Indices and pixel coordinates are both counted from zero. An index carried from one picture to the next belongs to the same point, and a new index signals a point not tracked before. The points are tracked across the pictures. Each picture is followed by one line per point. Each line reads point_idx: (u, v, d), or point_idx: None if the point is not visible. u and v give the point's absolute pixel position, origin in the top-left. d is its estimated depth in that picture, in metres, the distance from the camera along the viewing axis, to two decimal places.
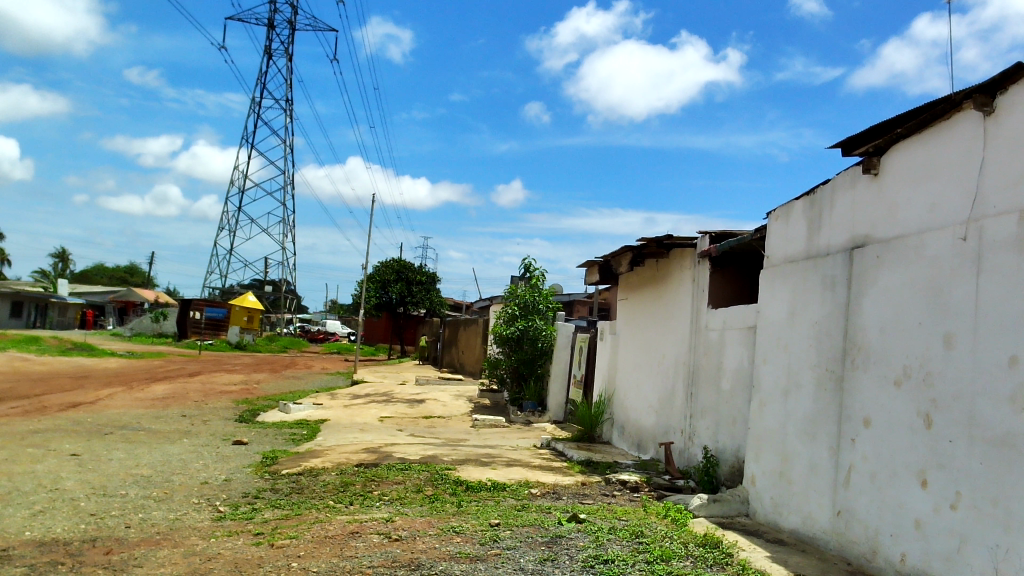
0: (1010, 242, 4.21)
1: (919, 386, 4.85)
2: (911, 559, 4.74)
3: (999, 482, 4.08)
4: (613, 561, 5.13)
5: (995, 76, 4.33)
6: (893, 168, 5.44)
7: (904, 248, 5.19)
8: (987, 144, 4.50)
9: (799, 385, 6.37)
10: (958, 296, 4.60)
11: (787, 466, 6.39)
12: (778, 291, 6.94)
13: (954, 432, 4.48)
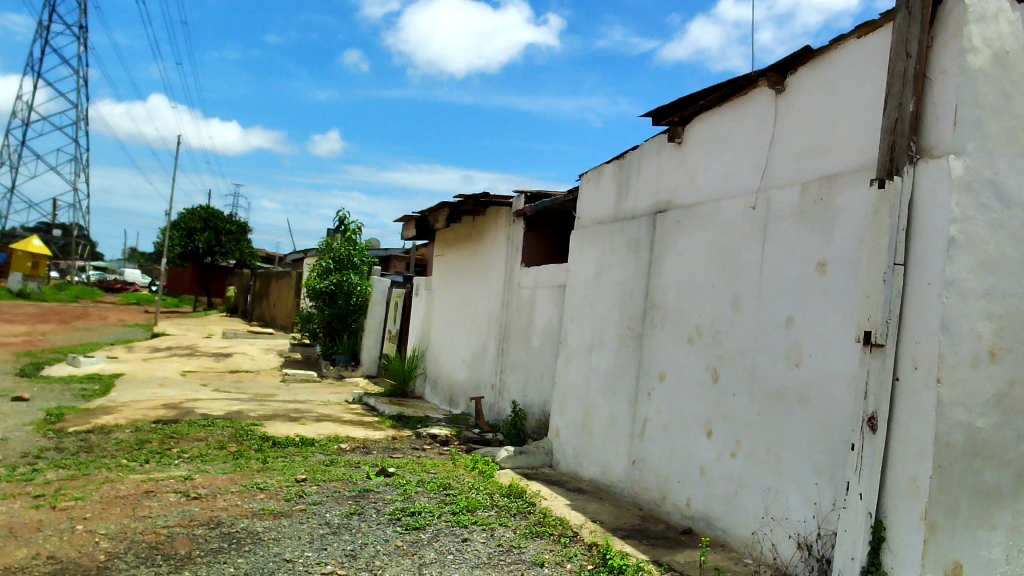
0: (792, 213, 4.58)
1: (709, 343, 5.22)
2: (695, 503, 5.12)
3: (773, 431, 4.48)
4: (419, 513, 5.19)
5: (787, 58, 4.64)
6: (695, 138, 5.75)
7: (701, 213, 5.52)
8: (777, 120, 4.84)
9: (602, 342, 6.68)
10: (745, 260, 4.97)
11: (588, 419, 6.71)
12: (586, 252, 7.20)
13: (738, 386, 4.86)
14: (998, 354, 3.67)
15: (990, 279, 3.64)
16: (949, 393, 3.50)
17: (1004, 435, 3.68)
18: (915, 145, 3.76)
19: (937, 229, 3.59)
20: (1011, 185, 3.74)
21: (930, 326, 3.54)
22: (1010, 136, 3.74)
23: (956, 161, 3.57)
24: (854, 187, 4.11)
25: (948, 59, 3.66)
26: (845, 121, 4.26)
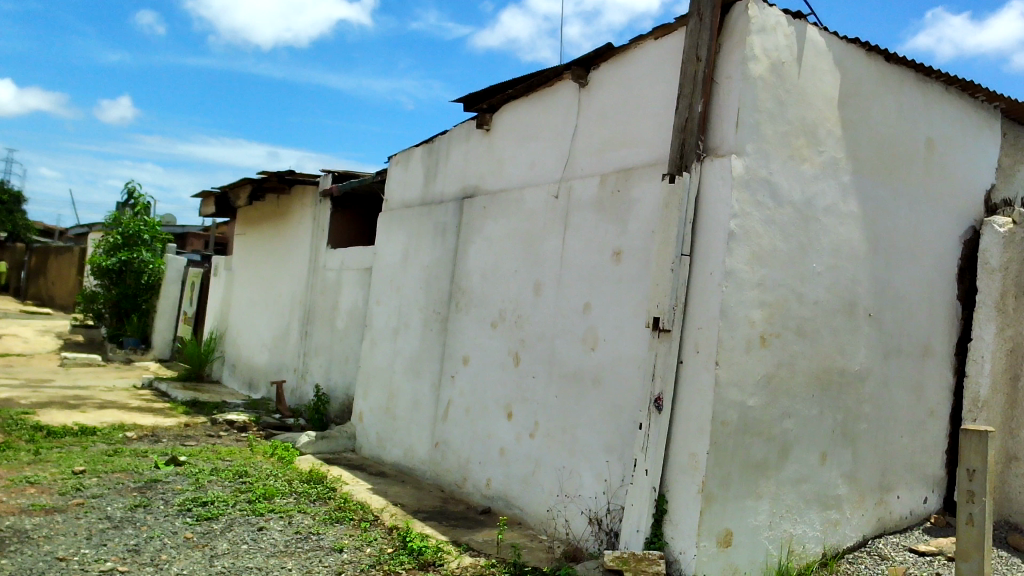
0: (591, 203, 4.77)
1: (511, 327, 5.35)
2: (494, 484, 5.25)
3: (569, 412, 4.67)
4: (212, 503, 4.96)
5: (590, 53, 4.79)
6: (502, 126, 5.85)
7: (507, 200, 5.64)
8: (580, 112, 5.02)
9: (407, 325, 6.67)
10: (547, 247, 5.13)
11: (392, 402, 6.68)
12: (394, 235, 7.15)
13: (537, 369, 5.01)
14: (769, 339, 4.01)
15: (763, 270, 3.97)
16: (726, 374, 3.80)
17: (772, 412, 4.03)
18: (702, 144, 4.03)
19: (719, 223, 3.87)
20: (784, 184, 4.08)
21: (711, 313, 3.82)
22: (784, 139, 4.09)
23: (737, 160, 3.87)
24: (647, 180, 4.34)
25: (732, 66, 3.95)
26: (641, 118, 4.48)
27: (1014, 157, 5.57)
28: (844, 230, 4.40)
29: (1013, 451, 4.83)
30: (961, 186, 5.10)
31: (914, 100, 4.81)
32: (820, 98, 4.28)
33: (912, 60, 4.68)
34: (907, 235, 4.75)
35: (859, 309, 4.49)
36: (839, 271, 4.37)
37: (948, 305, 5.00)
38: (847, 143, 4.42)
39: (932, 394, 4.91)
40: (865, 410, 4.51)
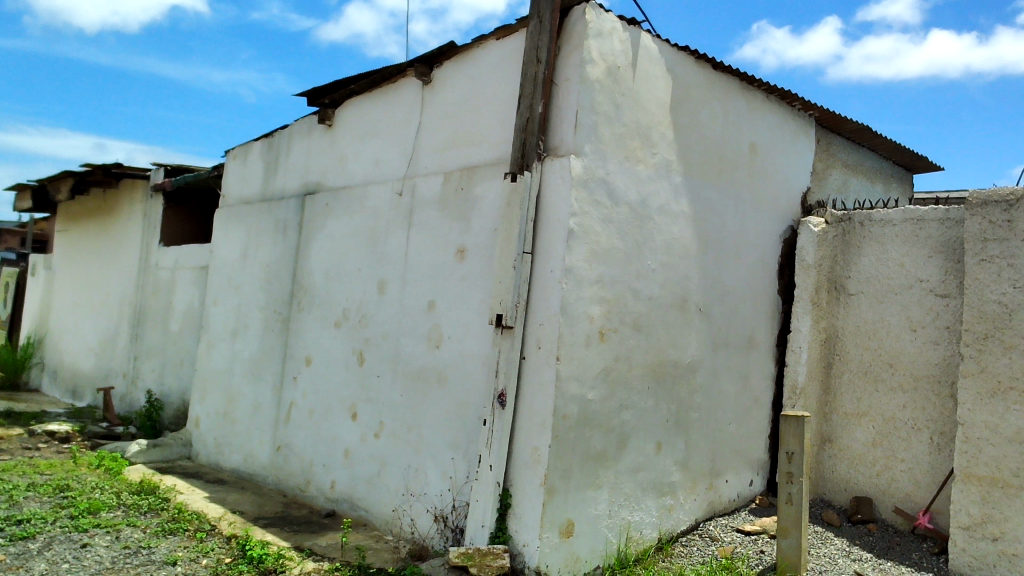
0: (435, 200, 4.77)
1: (355, 326, 5.26)
2: (339, 486, 5.15)
3: (414, 411, 4.65)
4: (28, 521, 4.59)
5: (433, 51, 4.77)
6: (345, 122, 5.74)
7: (350, 196, 5.54)
8: (423, 110, 5.00)
9: (246, 326, 6.43)
10: (391, 245, 5.08)
11: (231, 406, 6.43)
12: (231, 232, 6.88)
13: (381, 368, 4.96)
14: (606, 334, 4.15)
15: (601, 268, 4.09)
16: (566, 369, 3.90)
17: (610, 404, 4.17)
18: (542, 144, 4.12)
19: (558, 221, 3.97)
20: (620, 184, 4.23)
21: (552, 310, 3.92)
22: (620, 141, 4.24)
23: (575, 161, 3.98)
24: (489, 179, 4.39)
25: (571, 68, 4.06)
26: (483, 117, 4.52)
27: (826, 162, 6.02)
28: (676, 229, 4.61)
29: (827, 434, 5.22)
30: (780, 188, 5.46)
31: (738, 107, 5.10)
32: (653, 102, 4.46)
33: (736, 69, 4.97)
34: (733, 233, 5.04)
35: (690, 303, 4.72)
36: (671, 268, 4.57)
37: (769, 300, 5.34)
38: (678, 146, 4.63)
39: (756, 383, 5.24)
40: (696, 400, 4.76)
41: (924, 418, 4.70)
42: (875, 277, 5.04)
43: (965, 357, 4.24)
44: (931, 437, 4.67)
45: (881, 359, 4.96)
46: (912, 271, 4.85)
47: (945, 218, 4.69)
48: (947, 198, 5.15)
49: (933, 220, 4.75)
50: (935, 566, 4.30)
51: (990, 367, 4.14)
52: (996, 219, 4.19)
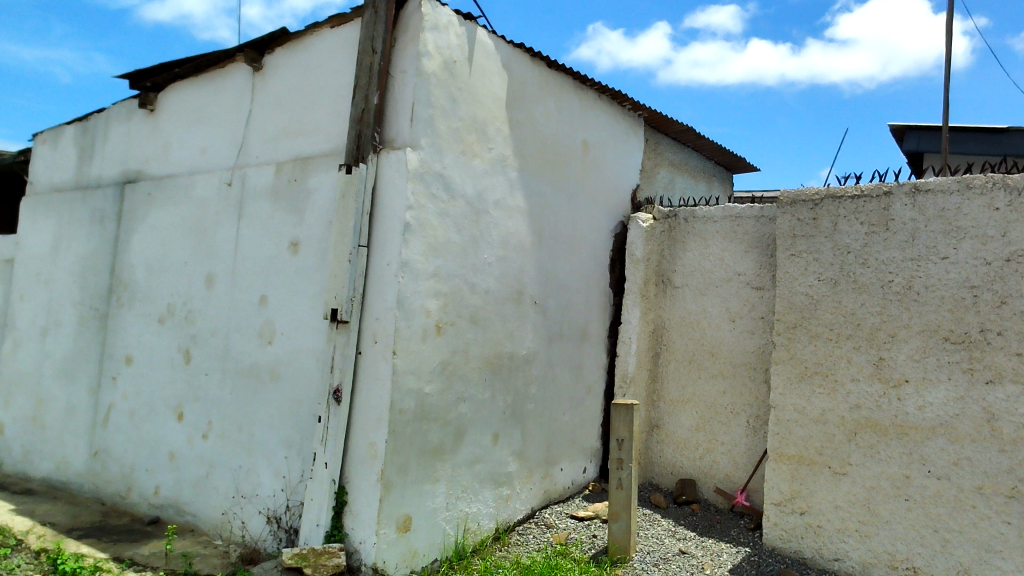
0: (267, 191, 4.61)
1: (181, 322, 5.01)
2: (163, 491, 4.89)
3: (244, 409, 4.48)
4: None
5: (265, 37, 4.59)
6: (169, 107, 5.44)
7: (175, 186, 5.26)
8: (254, 97, 4.82)
9: (58, 324, 5.97)
10: (220, 237, 4.87)
11: (41, 411, 5.96)
12: (41, 223, 6.37)
13: (209, 366, 4.74)
14: (443, 327, 4.15)
15: (437, 261, 4.09)
16: (403, 363, 3.88)
17: (447, 398, 4.19)
18: (378, 136, 4.08)
19: (394, 214, 3.93)
20: (456, 178, 4.24)
21: (388, 304, 3.88)
22: (456, 135, 4.25)
23: (411, 153, 3.95)
24: (323, 170, 4.28)
25: (407, 60, 4.03)
26: (316, 106, 4.41)
27: (654, 161, 6.29)
28: (512, 223, 4.68)
29: (655, 420, 5.48)
30: (612, 185, 5.66)
31: (572, 105, 5.24)
32: (489, 98, 4.51)
33: (570, 68, 5.10)
34: (566, 228, 5.18)
35: (526, 297, 4.81)
36: (507, 261, 4.64)
37: (601, 292, 5.53)
38: (513, 141, 4.70)
39: (589, 373, 5.41)
40: (531, 391, 4.85)
41: (741, 403, 5.01)
42: (698, 271, 5.32)
43: (777, 345, 4.57)
44: (747, 421, 4.97)
45: (703, 348, 5.24)
46: (730, 265, 5.14)
47: (760, 215, 4.99)
48: (762, 197, 5.48)
49: (750, 217, 5.04)
50: (751, 541, 4.61)
51: (798, 353, 4.47)
52: (803, 216, 4.52)
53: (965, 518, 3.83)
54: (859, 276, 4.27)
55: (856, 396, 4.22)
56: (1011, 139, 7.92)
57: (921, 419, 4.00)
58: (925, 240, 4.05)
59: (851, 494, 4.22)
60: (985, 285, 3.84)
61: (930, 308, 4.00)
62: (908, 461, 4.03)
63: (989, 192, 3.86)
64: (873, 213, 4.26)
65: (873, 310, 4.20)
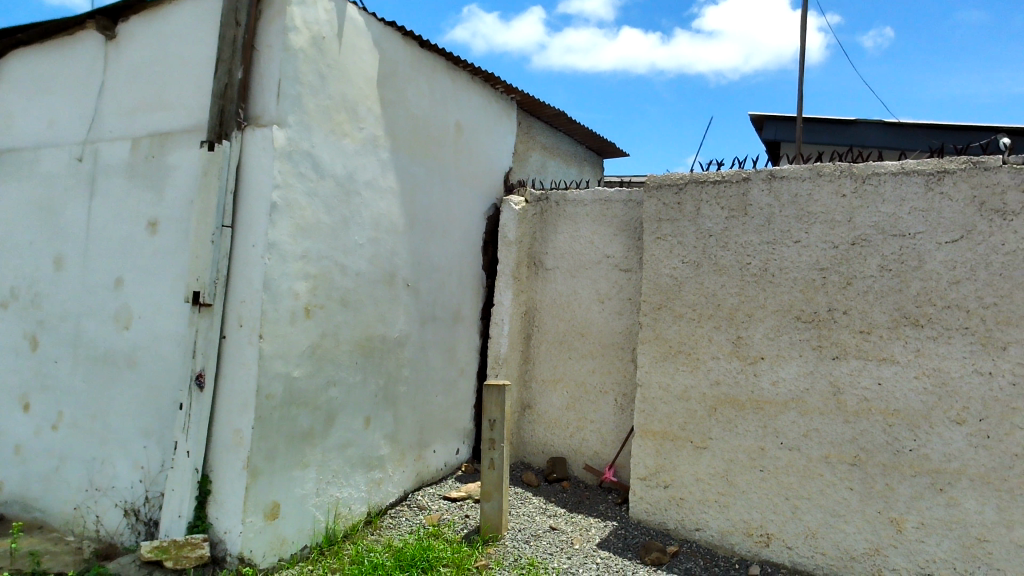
0: (122, 168, 4.37)
1: (27, 307, 4.69)
2: (8, 487, 4.59)
3: (98, 398, 4.25)
4: None
5: (117, 4, 4.33)
6: (10, 76, 5.06)
7: (18, 161, 4.93)
8: (106, 68, 4.54)
9: None
10: (69, 216, 4.58)
11: None
12: None
13: (59, 352, 4.47)
14: (312, 310, 4.06)
15: (306, 242, 4.00)
16: (269, 347, 3.77)
17: (316, 382, 4.10)
18: (243, 112, 3.93)
19: (260, 193, 3.80)
20: (326, 158, 4.14)
21: (254, 286, 3.76)
22: (325, 113, 4.15)
23: (278, 131, 3.83)
24: (183, 147, 4.09)
25: (273, 34, 3.90)
26: (174, 79, 4.20)
27: (526, 144, 6.35)
28: (383, 204, 4.62)
29: (527, 400, 5.57)
30: (484, 168, 5.67)
31: (444, 86, 5.21)
32: (359, 76, 4.42)
33: (442, 49, 5.06)
34: (439, 210, 5.16)
35: (398, 278, 4.77)
36: (379, 243, 4.58)
37: (474, 274, 5.55)
38: (384, 121, 4.63)
39: (462, 355, 5.43)
40: (404, 374, 4.82)
41: (610, 382, 5.14)
42: (569, 253, 5.42)
43: (643, 326, 4.72)
44: (615, 399, 5.11)
45: (574, 329, 5.35)
46: (600, 247, 5.26)
47: (628, 199, 5.12)
48: (631, 181, 5.62)
49: (618, 200, 5.17)
50: (618, 515, 4.78)
51: (662, 333, 4.63)
52: (668, 200, 4.68)
53: (813, 486, 4.08)
54: (720, 258, 4.46)
55: (716, 373, 4.42)
56: (857, 130, 8.44)
57: (774, 394, 4.22)
58: (779, 225, 4.27)
59: (711, 466, 4.42)
60: (832, 268, 4.08)
61: (784, 289, 4.22)
62: (763, 434, 4.25)
63: (837, 179, 4.10)
64: (733, 198, 4.45)
65: (732, 291, 4.40)
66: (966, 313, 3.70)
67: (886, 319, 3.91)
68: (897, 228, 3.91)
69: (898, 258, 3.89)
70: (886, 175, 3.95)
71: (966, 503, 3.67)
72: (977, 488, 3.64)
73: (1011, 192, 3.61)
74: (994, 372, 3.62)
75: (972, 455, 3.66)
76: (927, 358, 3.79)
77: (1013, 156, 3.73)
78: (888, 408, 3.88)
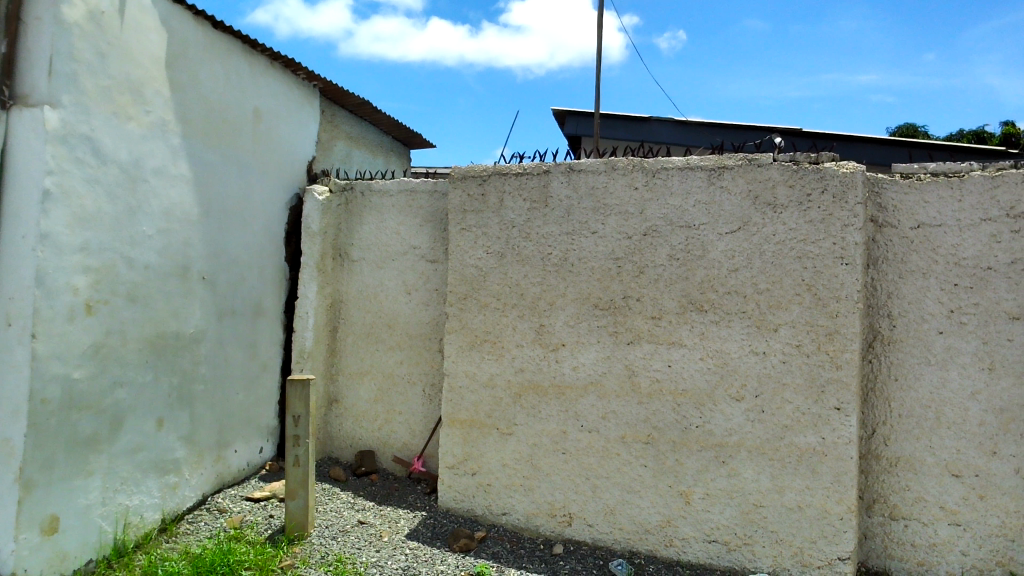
0: None
1: None
2: None
3: None
4: None
5: None
6: None
7: None
8: None
9: None
10: None
11: None
12: None
13: None
14: (94, 307, 3.78)
15: (85, 234, 3.70)
16: (43, 347, 3.47)
17: (100, 383, 3.82)
18: (6, 90, 3.54)
19: (30, 181, 3.48)
20: (107, 142, 3.85)
21: (24, 282, 3.44)
22: (105, 95, 3.85)
23: (50, 112, 3.52)
24: None
25: (41, 5, 3.55)
26: None
27: (331, 133, 6.21)
28: (174, 192, 4.36)
29: (333, 394, 5.47)
30: (285, 156, 5.48)
31: (241, 70, 4.99)
32: (145, 56, 4.14)
33: (237, 31, 4.84)
34: (237, 200, 4.94)
35: (192, 272, 4.52)
36: (170, 234, 4.32)
37: (276, 267, 5.37)
38: (174, 105, 4.37)
39: (264, 350, 5.24)
40: (200, 372, 4.59)
41: (417, 372, 5.15)
42: (374, 244, 5.36)
43: (450, 316, 4.75)
44: (423, 389, 5.13)
45: (380, 320, 5.30)
46: (406, 238, 5.24)
47: (433, 190, 5.13)
48: (437, 173, 5.63)
49: (424, 191, 5.17)
50: (426, 505, 4.81)
51: (468, 323, 4.69)
52: (473, 192, 4.74)
53: (611, 465, 4.29)
54: (522, 249, 4.57)
55: (520, 361, 4.54)
56: (648, 127, 8.94)
57: (575, 378, 4.39)
58: (578, 217, 4.43)
59: (516, 451, 4.54)
60: (626, 257, 4.30)
61: (582, 278, 4.40)
62: (565, 418, 4.41)
63: (630, 173, 4.32)
64: (534, 190, 4.57)
65: (534, 281, 4.53)
66: (744, 298, 4.02)
67: (674, 305, 4.17)
68: (684, 220, 4.17)
69: (685, 248, 4.16)
70: (673, 169, 4.20)
71: (744, 473, 3.99)
72: (754, 458, 3.97)
73: (781, 187, 3.96)
74: (767, 351, 3.95)
75: (749, 428, 3.98)
76: (710, 341, 4.08)
77: (782, 154, 4.09)
78: (677, 388, 4.14)
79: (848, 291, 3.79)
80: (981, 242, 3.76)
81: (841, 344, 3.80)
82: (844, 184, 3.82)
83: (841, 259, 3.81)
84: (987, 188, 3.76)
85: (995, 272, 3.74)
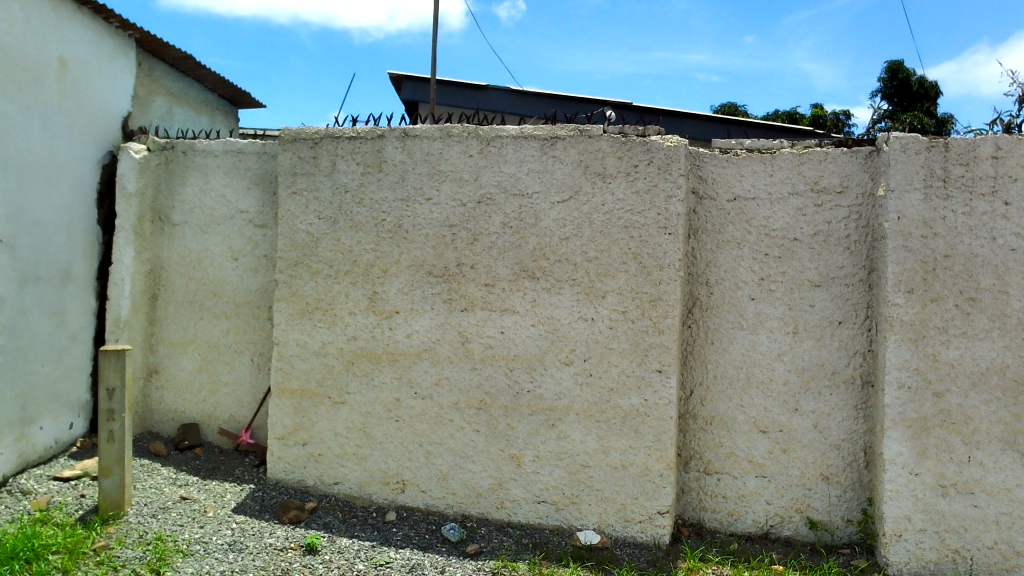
0: None
1: None
2: None
3: None
4: None
5: None
6: None
7: None
8: None
9: None
10: None
11: None
12: None
13: None
14: None
15: None
16: None
17: None
18: None
19: None
20: None
21: None
22: None
23: None
24: None
25: None
26: None
27: (148, 88, 5.81)
28: None
29: (153, 365, 5.18)
30: (98, 111, 5.08)
31: (43, 15, 4.56)
32: None
33: None
34: (39, 156, 4.54)
35: None
36: None
37: (87, 230, 4.99)
38: None
39: (74, 320, 4.87)
40: None
41: (245, 341, 4.96)
42: (197, 207, 5.08)
43: (280, 283, 4.60)
44: (251, 358, 4.95)
45: (204, 287, 5.05)
46: (232, 201, 5.00)
47: (261, 152, 4.92)
48: (266, 134, 5.40)
49: (251, 152, 4.94)
50: (255, 477, 4.67)
51: (299, 290, 4.56)
52: (303, 154, 4.58)
53: (444, 431, 4.32)
54: (355, 214, 4.47)
55: (353, 328, 4.46)
56: (485, 94, 8.93)
57: (408, 345, 4.37)
58: (412, 182, 4.38)
59: (348, 420, 4.47)
60: (460, 224, 4.30)
61: (417, 245, 4.37)
62: (398, 385, 4.39)
63: (465, 140, 4.30)
64: (367, 154, 4.47)
65: (367, 247, 4.45)
66: (573, 266, 4.12)
67: (507, 272, 4.22)
68: (517, 188, 4.22)
69: (517, 216, 4.21)
70: (507, 138, 4.24)
71: (572, 435, 4.13)
72: (581, 420, 4.11)
73: (610, 158, 4.08)
74: (595, 318, 4.09)
75: (577, 392, 4.12)
76: (542, 308, 4.17)
77: (611, 126, 4.21)
78: (509, 353, 4.21)
79: (670, 260, 3.97)
80: (789, 215, 4.04)
81: (663, 310, 3.98)
82: (668, 157, 3.99)
83: (664, 229, 3.99)
84: (794, 164, 4.04)
85: (800, 243, 4.03)
